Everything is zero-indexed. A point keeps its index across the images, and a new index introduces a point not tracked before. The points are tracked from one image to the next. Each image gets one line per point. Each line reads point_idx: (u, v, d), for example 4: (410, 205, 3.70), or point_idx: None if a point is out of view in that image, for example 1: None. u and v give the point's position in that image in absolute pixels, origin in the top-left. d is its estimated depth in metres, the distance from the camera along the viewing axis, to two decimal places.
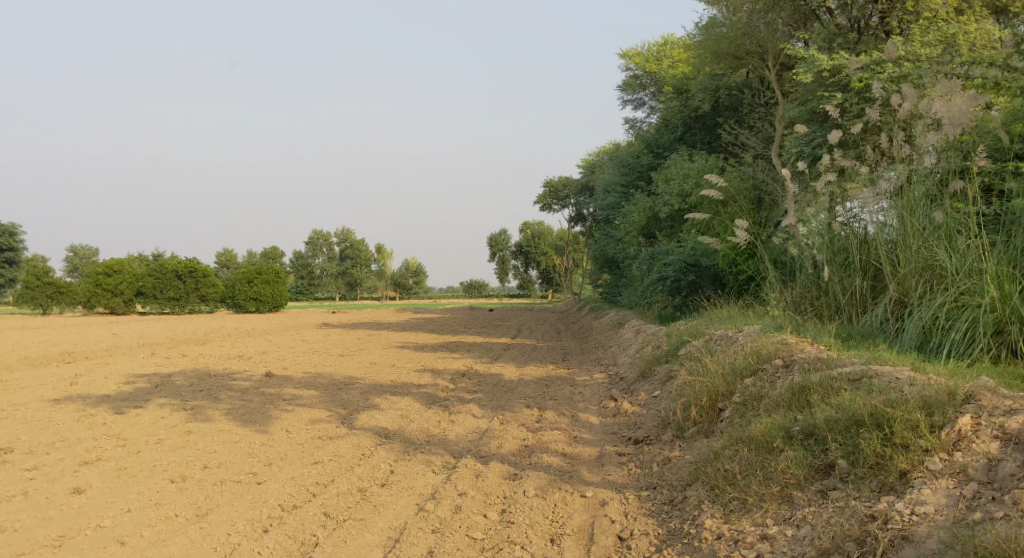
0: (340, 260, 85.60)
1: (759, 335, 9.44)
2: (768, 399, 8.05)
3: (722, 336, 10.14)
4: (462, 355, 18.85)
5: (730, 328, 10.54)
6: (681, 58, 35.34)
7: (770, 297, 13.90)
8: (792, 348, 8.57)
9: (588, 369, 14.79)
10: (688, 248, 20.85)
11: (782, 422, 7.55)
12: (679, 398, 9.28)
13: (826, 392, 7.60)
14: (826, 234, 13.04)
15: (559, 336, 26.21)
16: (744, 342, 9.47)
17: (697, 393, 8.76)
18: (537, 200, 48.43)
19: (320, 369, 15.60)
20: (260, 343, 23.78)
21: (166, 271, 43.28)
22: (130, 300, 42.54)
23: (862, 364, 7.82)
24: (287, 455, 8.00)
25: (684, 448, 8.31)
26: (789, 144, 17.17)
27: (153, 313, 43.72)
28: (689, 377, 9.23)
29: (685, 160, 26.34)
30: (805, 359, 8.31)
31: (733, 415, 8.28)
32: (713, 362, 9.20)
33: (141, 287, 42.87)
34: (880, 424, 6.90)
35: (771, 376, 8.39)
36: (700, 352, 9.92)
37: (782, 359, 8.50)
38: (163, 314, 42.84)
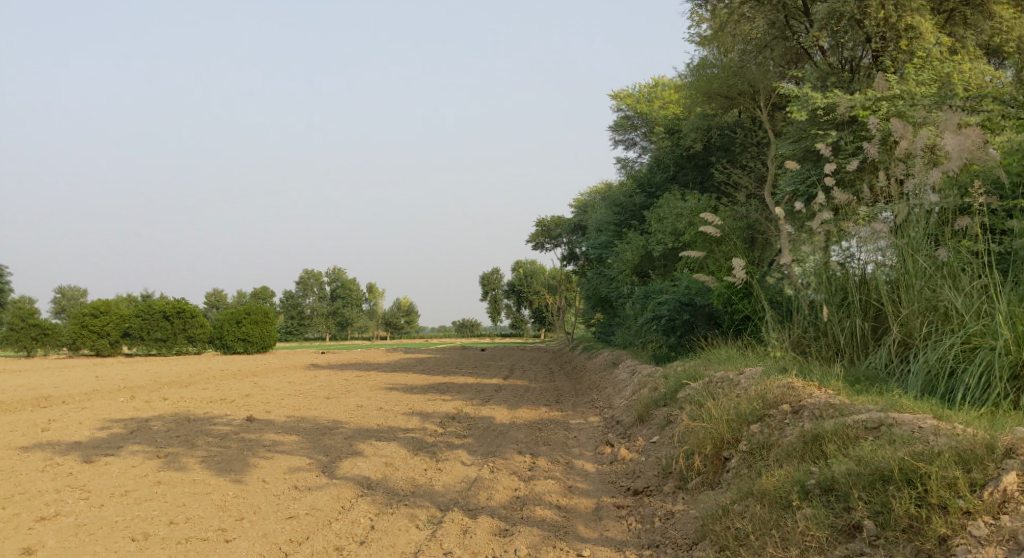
0: (331, 300, 85.09)
1: (761, 379, 9.04)
2: (779, 448, 7.64)
3: (722, 380, 9.73)
4: (452, 397, 18.35)
5: (730, 370, 10.12)
6: (672, 99, 35.44)
7: (766, 338, 13.49)
8: (800, 393, 8.15)
9: (581, 412, 14.34)
10: (682, 287, 20.50)
11: (796, 475, 7.13)
12: (680, 445, 8.85)
13: (843, 441, 7.19)
14: (823, 273, 12.68)
15: (552, 377, 25.68)
16: (747, 386, 9.05)
17: (701, 440, 8.36)
18: (529, 239, 48.19)
19: (305, 413, 15.09)
20: (246, 385, 23.21)
21: (153, 312, 42.77)
22: (117, 341, 41.91)
23: (880, 411, 7.40)
24: (261, 507, 7.49)
25: (688, 501, 7.88)
26: (784, 182, 16.91)
27: (140, 355, 43.06)
28: (690, 422, 8.80)
29: (678, 199, 26.14)
30: (815, 405, 7.90)
31: (740, 465, 7.89)
32: (715, 406, 8.79)
33: (128, 328, 42.28)
34: (911, 480, 6.48)
35: (779, 424, 7.99)
36: (700, 396, 9.50)
37: (790, 404, 8.08)
38: (150, 355, 42.15)
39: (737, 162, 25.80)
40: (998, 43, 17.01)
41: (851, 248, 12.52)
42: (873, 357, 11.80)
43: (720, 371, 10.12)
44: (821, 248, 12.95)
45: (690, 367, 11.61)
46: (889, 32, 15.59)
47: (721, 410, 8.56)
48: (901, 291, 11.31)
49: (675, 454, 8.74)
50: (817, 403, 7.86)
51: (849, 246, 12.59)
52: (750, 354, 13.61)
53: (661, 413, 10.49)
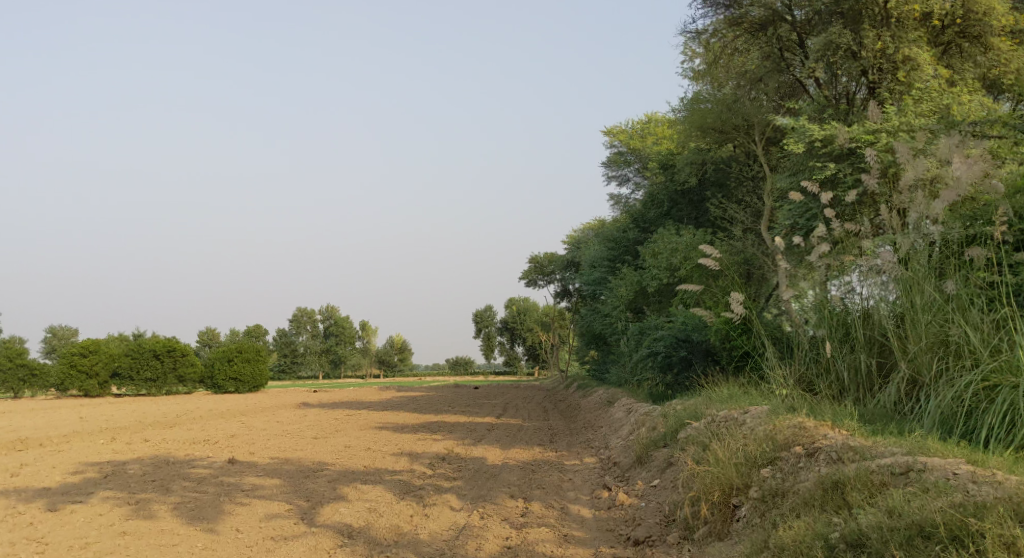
0: (324, 338, 84.35)
1: (768, 418, 8.58)
2: (794, 495, 7.17)
3: (725, 419, 9.27)
4: (444, 437, 17.76)
5: (732, 409, 9.64)
6: (666, 135, 35.35)
7: (767, 376, 13.02)
8: (813, 435, 7.70)
9: (577, 452, 13.78)
10: (679, 323, 20.06)
11: (818, 527, 6.63)
12: (684, 490, 8.35)
13: (867, 489, 6.72)
14: (824, 309, 12.24)
15: (547, 415, 25.06)
16: (754, 427, 8.56)
17: (707, 486, 7.90)
18: (523, 275, 47.80)
19: (290, 454, 14.49)
20: (233, 426, 22.56)
21: (143, 351, 42.05)
22: (105, 381, 41.15)
23: (905, 455, 6.95)
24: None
25: (694, 553, 7.36)
26: (782, 215, 16.53)
27: (128, 395, 42.25)
28: (695, 467, 8.30)
29: (673, 234, 25.80)
30: (831, 446, 7.44)
31: (752, 514, 7.42)
32: (721, 447, 8.32)
33: (116, 368, 41.53)
34: (961, 537, 5.89)
35: (791, 468, 7.52)
36: (704, 437, 9.01)
37: (804, 446, 7.63)
38: (138, 395, 41.37)
39: (732, 196, 25.54)
40: (995, 75, 16.83)
41: (853, 281, 12.13)
42: (880, 395, 11.33)
43: (723, 410, 9.65)
44: (822, 281, 12.55)
45: (689, 406, 11.13)
46: (886, 63, 15.38)
47: (727, 452, 8.09)
48: (906, 325, 10.87)
49: (679, 500, 8.26)
50: (832, 444, 7.42)
51: (851, 279, 12.20)
52: (749, 391, 13.12)
53: (661, 454, 9.98)
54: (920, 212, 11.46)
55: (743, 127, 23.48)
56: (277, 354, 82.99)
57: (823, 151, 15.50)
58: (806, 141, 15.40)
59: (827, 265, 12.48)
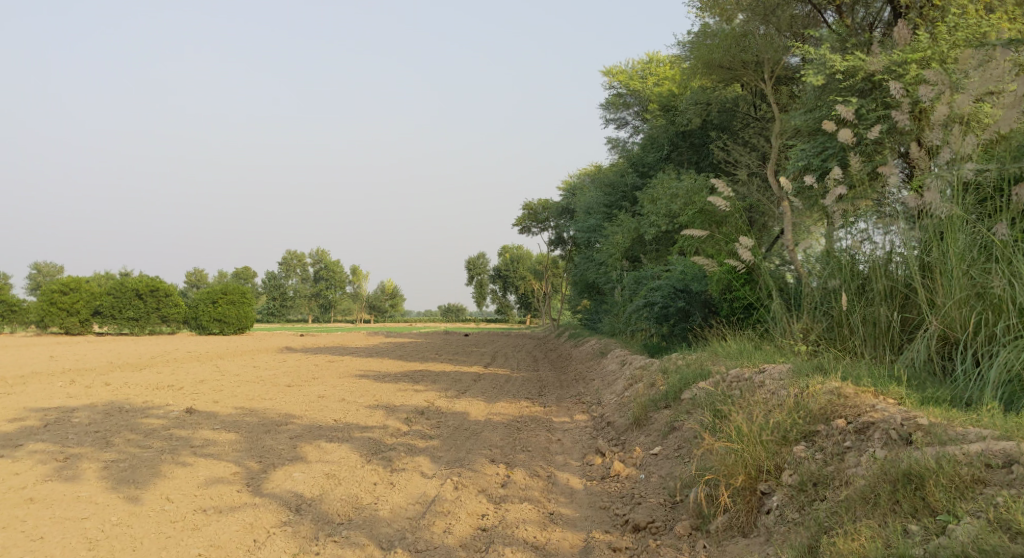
0: (314, 281, 83.13)
1: (791, 383, 7.65)
2: (850, 487, 6.27)
3: (738, 380, 8.28)
4: (426, 388, 16.68)
5: (745, 367, 8.60)
6: (668, 76, 33.72)
7: (775, 331, 11.92)
8: (860, 407, 6.82)
9: (567, 408, 12.72)
10: (677, 272, 18.90)
11: (891, 540, 5.71)
12: (697, 463, 7.38)
13: (952, 484, 5.85)
14: (840, 261, 11.14)
15: (537, 365, 24.02)
16: (779, 393, 7.56)
17: (728, 464, 6.90)
18: (516, 222, 46.46)
19: (257, 404, 13.36)
20: (207, 370, 21.44)
21: (126, 290, 40.80)
22: (86, 320, 39.97)
23: (988, 440, 6.09)
24: (144, 539, 5.94)
25: (712, 550, 6.40)
26: (794, 157, 15.25)
27: (110, 334, 41.14)
28: (710, 441, 7.28)
29: (673, 179, 24.50)
30: (886, 423, 6.58)
31: (787, 506, 6.49)
32: (745, 415, 7.38)
33: (98, 307, 40.31)
34: None
35: (836, 449, 6.66)
36: (715, 401, 7.95)
37: (852, 423, 6.74)
38: (121, 335, 40.26)
39: (738, 138, 24.16)
40: None
41: (871, 229, 11.02)
42: (904, 354, 10.23)
43: (734, 367, 8.64)
44: (836, 227, 11.45)
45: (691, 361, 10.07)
46: None
47: (751, 422, 7.13)
48: (935, 274, 9.76)
49: (688, 477, 7.28)
50: (889, 420, 6.56)
51: (868, 226, 11.08)
52: (754, 347, 11.99)
53: (662, 416, 8.92)
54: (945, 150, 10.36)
55: (750, 64, 21.99)
56: (266, 297, 81.79)
57: (840, 85, 14.22)
58: (824, 76, 14.10)
59: (843, 211, 11.36)
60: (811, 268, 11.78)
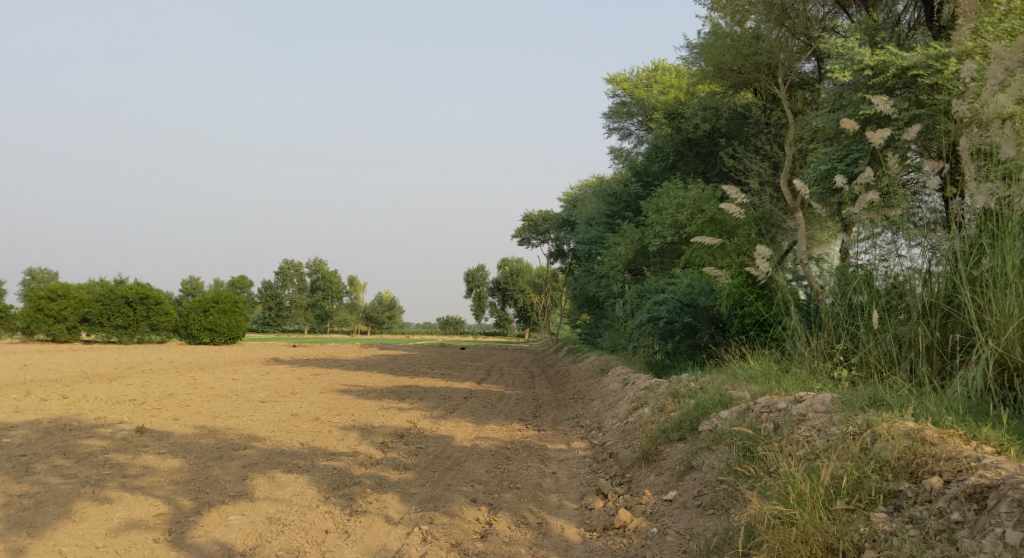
0: (311, 292, 81.83)
1: (845, 421, 6.63)
2: None
3: (771, 413, 7.20)
4: (412, 406, 15.32)
5: (779, 397, 7.41)
6: (674, 83, 32.50)
7: (793, 352, 10.66)
8: (965, 464, 5.85)
9: (565, 434, 11.40)
10: (682, 285, 17.65)
11: None
12: (730, 520, 6.28)
13: None
14: (871, 281, 9.97)
15: (533, 382, 22.68)
16: (835, 438, 6.46)
17: (782, 536, 5.82)
18: (515, 233, 45.17)
19: (219, 423, 11.99)
20: (182, 382, 20.06)
21: (115, 297, 39.41)
22: (74, 327, 38.60)
23: None
24: None
25: None
26: (815, 160, 14.04)
27: (98, 342, 39.74)
28: (762, 500, 6.13)
29: (679, 188, 23.28)
30: (1003, 486, 5.56)
31: None
32: (795, 465, 6.28)
33: (86, 314, 38.94)
34: None
35: (940, 520, 5.61)
36: (750, 443, 6.81)
37: (967, 488, 5.66)
38: (108, 343, 38.90)
39: (748, 145, 22.90)
40: None
41: (900, 243, 9.86)
42: (949, 380, 8.93)
43: (763, 395, 7.54)
44: (861, 238, 10.26)
45: (704, 384, 8.92)
46: None
47: (815, 479, 6.03)
48: (987, 289, 8.52)
49: (721, 538, 6.14)
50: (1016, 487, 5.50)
51: (897, 238, 9.93)
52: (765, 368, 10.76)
53: (675, 449, 7.78)
54: (969, 147, 9.39)
55: (764, 66, 20.77)
56: (262, 307, 80.43)
57: (867, 83, 13.04)
58: (851, 71, 12.89)
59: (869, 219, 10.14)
60: (835, 284, 10.55)
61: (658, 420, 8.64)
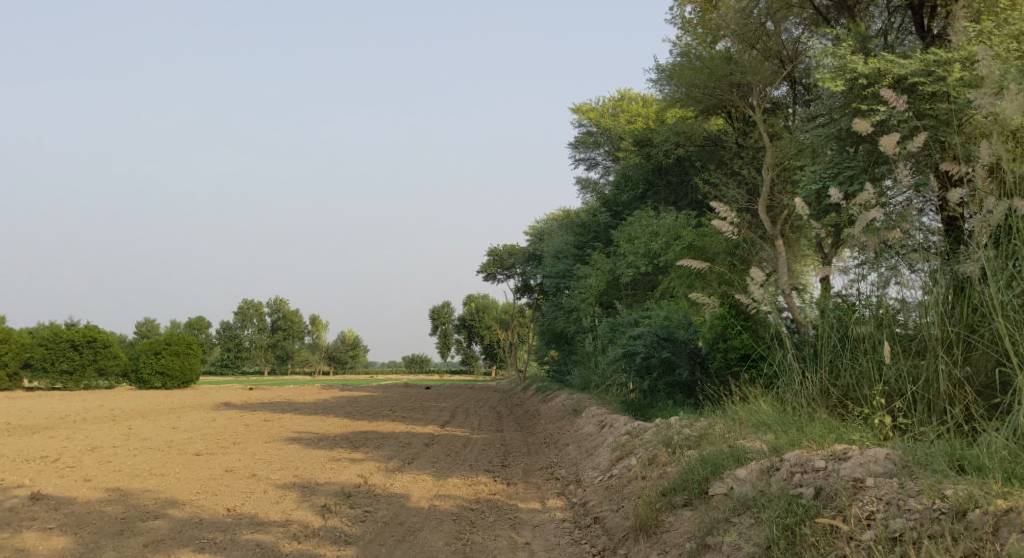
0: (272, 332, 79.57)
1: (929, 491, 5.51)
2: None
3: (806, 473, 6.24)
4: (366, 456, 13.73)
5: (811, 452, 6.51)
6: (641, 112, 31.56)
7: (787, 392, 9.43)
8: None
9: (538, 489, 10.01)
10: (659, 318, 16.43)
11: None
12: None
13: None
14: (875, 313, 8.81)
15: (501, 424, 21.16)
16: (918, 520, 5.38)
17: None
18: (480, 269, 43.80)
19: (137, 484, 10.32)
20: (114, 433, 18.19)
21: (61, 341, 37.14)
22: (14, 374, 36.16)
23: None
24: None
25: None
26: (804, 181, 13.08)
27: (41, 389, 37.33)
28: None
29: (651, 217, 22.17)
30: None
31: None
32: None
33: (29, 359, 36.58)
34: None
35: None
36: (781, 514, 5.93)
37: None
38: (52, 390, 36.49)
39: (723, 168, 21.85)
40: None
41: (902, 270, 8.81)
42: (976, 424, 7.72)
43: (792, 450, 6.56)
44: (861, 266, 9.31)
45: (704, 432, 8.01)
46: None
47: None
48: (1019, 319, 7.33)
49: None
50: None
51: (898, 266, 8.88)
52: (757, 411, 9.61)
53: (683, 519, 6.80)
54: (986, 159, 8.32)
55: (738, 85, 19.82)
56: (220, 348, 77.76)
57: (860, 93, 12.11)
58: (844, 81, 11.89)
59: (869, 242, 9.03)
60: (833, 315, 9.37)
61: (656, 477, 7.68)
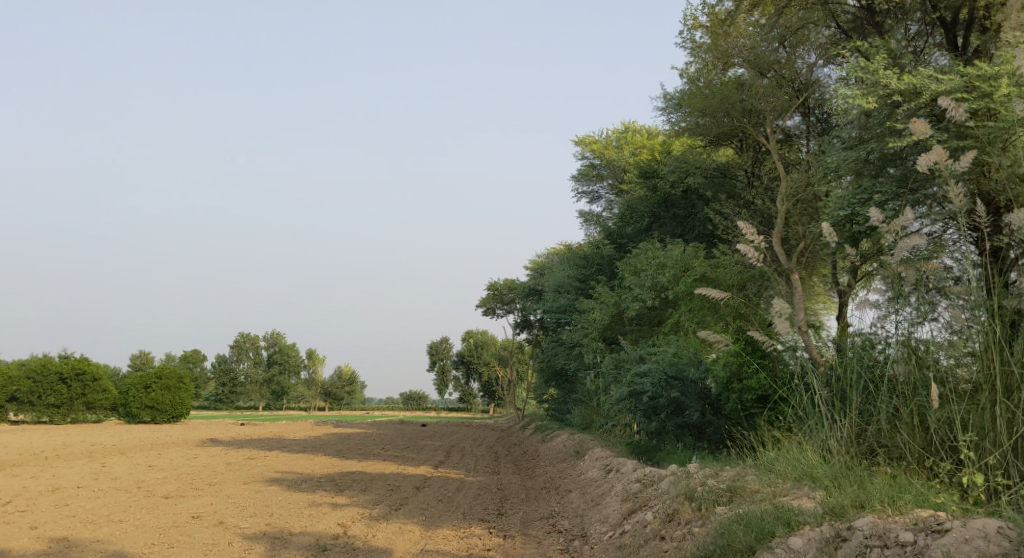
0: (268, 366, 78.41)
1: None
2: None
3: (889, 549, 5.64)
4: (349, 501, 12.59)
5: (884, 519, 5.96)
6: (646, 144, 30.73)
7: (811, 437, 8.68)
8: None
9: (539, 543, 9.02)
10: (668, 355, 15.39)
11: None
12: None
13: None
14: (908, 354, 8.00)
15: (497, 465, 19.98)
16: None
17: None
18: (479, 304, 42.77)
19: (87, 534, 9.21)
20: (84, 471, 16.99)
21: (49, 374, 35.94)
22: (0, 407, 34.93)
23: None
24: None
25: None
26: (830, 208, 12.42)
27: (27, 423, 36.02)
28: None
29: (658, 249, 21.23)
30: None
31: None
32: None
33: (15, 392, 35.36)
34: None
35: None
36: None
37: None
38: (39, 425, 35.22)
39: (732, 200, 20.96)
40: None
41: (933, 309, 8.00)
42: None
43: (863, 518, 5.98)
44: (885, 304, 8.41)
45: (730, 485, 7.38)
46: None
47: None
48: None
49: None
50: None
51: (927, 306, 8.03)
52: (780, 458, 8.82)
53: None
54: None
55: (750, 112, 19.05)
56: (214, 383, 76.33)
57: (894, 112, 11.61)
58: (876, 98, 11.40)
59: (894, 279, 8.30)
60: (859, 357, 8.55)
61: (685, 540, 7.01)
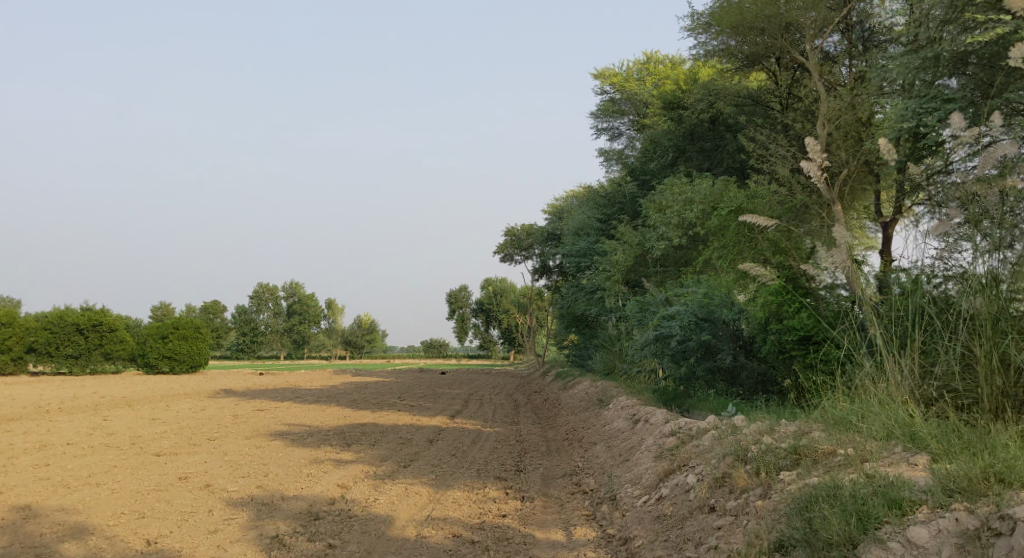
0: (288, 316, 78.02)
1: None
2: None
3: None
4: (355, 457, 11.56)
5: None
6: (669, 74, 29.00)
7: (863, 384, 7.48)
8: None
9: (563, 505, 8.00)
10: (696, 296, 14.08)
11: None
12: None
13: None
14: (986, 288, 6.90)
15: (516, 415, 18.99)
16: None
17: None
18: (497, 250, 41.57)
19: (54, 499, 8.20)
20: (82, 426, 16.09)
21: (65, 325, 35.22)
22: (19, 358, 34.37)
23: None
24: None
25: None
26: (894, 119, 11.88)
27: (46, 375, 35.51)
28: None
29: (684, 183, 19.79)
30: None
31: None
32: None
33: (33, 344, 34.74)
34: None
35: None
36: None
37: None
38: (58, 376, 34.66)
39: (766, 126, 19.40)
40: None
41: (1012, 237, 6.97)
42: None
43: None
44: (957, 229, 7.32)
45: (797, 448, 6.39)
46: None
47: None
48: None
49: None
50: None
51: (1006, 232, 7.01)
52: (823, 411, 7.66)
53: None
54: None
55: (788, 28, 17.53)
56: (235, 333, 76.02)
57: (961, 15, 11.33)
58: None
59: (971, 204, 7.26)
60: (931, 294, 7.57)
61: (753, 519, 5.98)
